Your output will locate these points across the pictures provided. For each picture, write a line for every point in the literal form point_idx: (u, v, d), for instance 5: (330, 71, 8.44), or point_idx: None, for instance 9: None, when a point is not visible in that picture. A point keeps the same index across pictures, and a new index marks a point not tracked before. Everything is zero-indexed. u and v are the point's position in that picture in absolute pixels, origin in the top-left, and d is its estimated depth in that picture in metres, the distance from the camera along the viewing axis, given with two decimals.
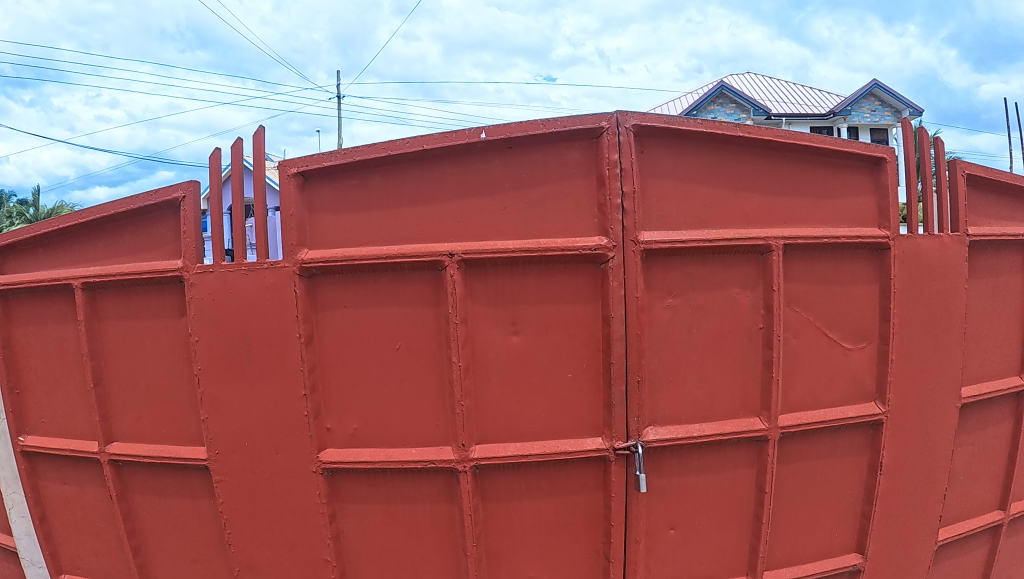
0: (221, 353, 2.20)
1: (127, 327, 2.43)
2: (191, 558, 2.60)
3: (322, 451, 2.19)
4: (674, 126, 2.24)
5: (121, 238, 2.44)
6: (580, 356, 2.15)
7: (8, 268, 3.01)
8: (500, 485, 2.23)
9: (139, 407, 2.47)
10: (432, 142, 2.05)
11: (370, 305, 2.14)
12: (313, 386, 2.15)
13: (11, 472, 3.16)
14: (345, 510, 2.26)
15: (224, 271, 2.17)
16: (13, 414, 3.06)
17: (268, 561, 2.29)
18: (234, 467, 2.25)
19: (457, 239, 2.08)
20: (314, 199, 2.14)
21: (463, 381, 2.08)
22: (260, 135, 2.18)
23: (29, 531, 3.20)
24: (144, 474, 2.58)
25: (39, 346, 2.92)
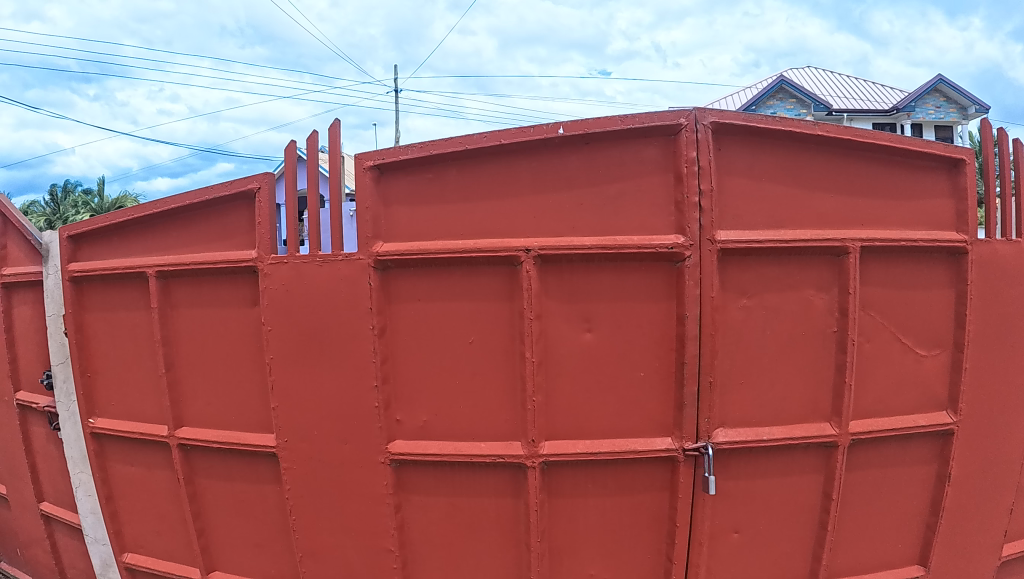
0: (294, 342, 2.23)
1: (199, 315, 2.48)
2: (254, 542, 2.67)
3: (391, 442, 2.20)
4: (751, 123, 2.19)
5: (194, 228, 2.49)
6: (652, 355, 2.11)
7: (82, 255, 3.12)
8: (567, 482, 2.21)
9: (207, 394, 2.53)
10: (508, 137, 2.05)
11: (441, 298, 2.14)
12: (384, 377, 2.17)
13: (79, 451, 3.30)
14: (410, 502, 2.27)
15: (298, 262, 2.19)
16: (84, 397, 3.16)
17: (331, 548, 2.33)
18: (303, 455, 2.28)
19: (531, 234, 2.07)
20: (388, 192, 2.15)
21: (535, 377, 2.07)
22: (336, 128, 2.20)
23: (94, 510, 3.32)
24: (210, 459, 2.63)
25: (112, 331, 3.01)
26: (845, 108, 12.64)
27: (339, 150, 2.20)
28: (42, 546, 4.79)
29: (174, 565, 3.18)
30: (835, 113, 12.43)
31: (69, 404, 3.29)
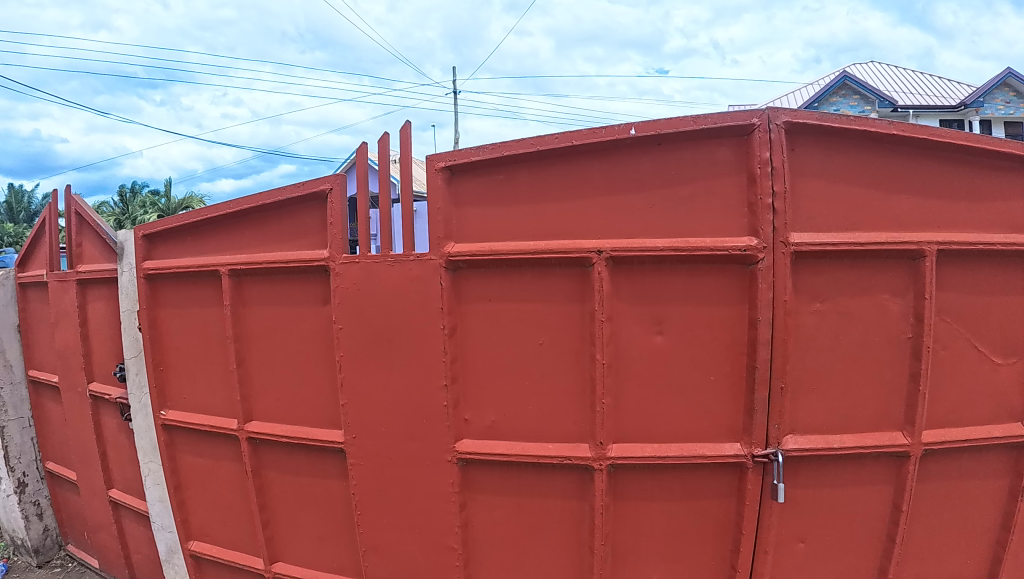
0: (364, 339, 2.28)
1: (270, 312, 2.54)
2: (318, 535, 2.73)
3: (458, 441, 2.23)
4: (826, 123, 2.14)
5: (267, 228, 2.56)
6: (723, 359, 2.09)
7: (156, 254, 3.23)
8: (634, 485, 2.21)
9: (276, 389, 2.59)
10: (580, 138, 2.04)
11: (512, 298, 2.15)
12: (453, 377, 2.19)
13: (149, 442, 3.59)
14: (475, 501, 2.29)
15: (369, 262, 2.23)
16: (156, 390, 3.28)
17: (395, 543, 2.39)
18: (370, 452, 2.33)
19: (603, 236, 2.07)
20: (460, 193, 2.18)
21: (605, 379, 2.07)
22: (406, 131, 2.24)
23: (162, 500, 3.54)
24: (278, 454, 2.71)
25: (184, 327, 3.11)
26: (910, 105, 12.20)
27: (409, 151, 2.24)
28: (110, 531, 4.99)
29: (237, 554, 3.28)
30: (900, 109, 12.00)
31: (141, 396, 3.54)
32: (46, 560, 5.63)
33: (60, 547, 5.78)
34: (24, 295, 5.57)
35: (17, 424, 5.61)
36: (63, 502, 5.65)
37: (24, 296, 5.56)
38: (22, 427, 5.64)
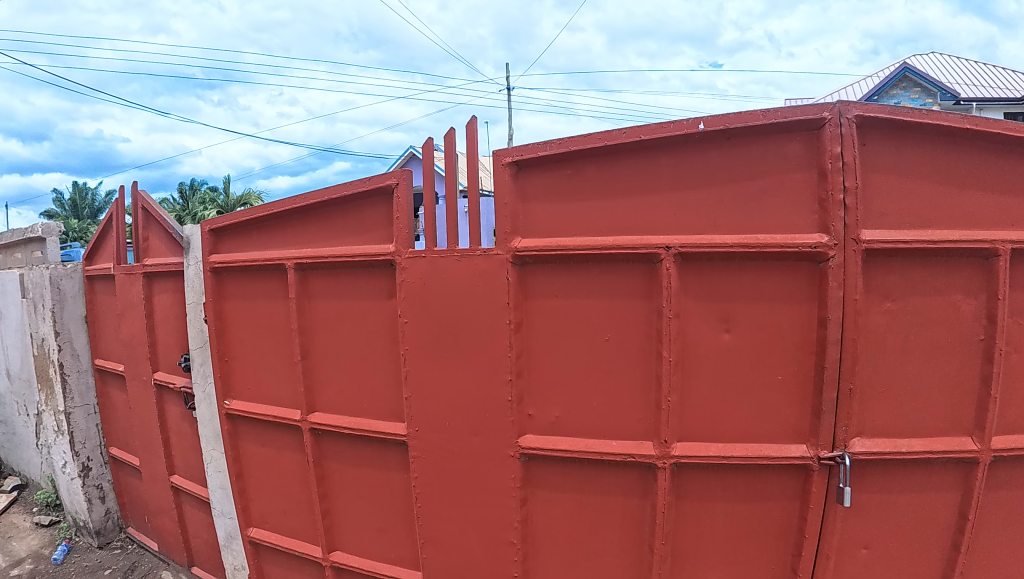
0: (429, 333, 2.34)
1: (335, 306, 2.60)
2: (377, 525, 2.78)
3: (521, 436, 2.28)
4: (898, 116, 2.06)
5: (332, 222, 2.61)
6: (791, 359, 2.05)
7: (223, 248, 3.32)
8: (697, 485, 2.19)
9: (340, 380, 2.65)
10: (648, 132, 2.04)
11: (578, 295, 2.18)
12: (518, 371, 2.24)
13: (211, 430, 3.74)
14: (536, 496, 2.33)
15: (435, 256, 2.29)
16: (221, 379, 3.38)
17: (454, 537, 2.44)
18: (432, 445, 2.39)
19: (671, 232, 2.07)
20: (527, 187, 2.23)
21: (671, 376, 2.08)
22: (473, 127, 2.25)
23: (223, 485, 3.80)
24: (341, 444, 2.76)
25: (249, 319, 3.20)
26: (975, 97, 11.73)
27: (475, 146, 2.26)
28: (170, 516, 5.15)
29: (295, 542, 3.35)
30: (964, 102, 11.54)
31: (205, 385, 3.66)
32: (107, 542, 5.82)
33: (120, 530, 5.98)
34: (91, 287, 5.79)
35: (83, 411, 5.84)
36: (126, 487, 5.86)
37: (92, 288, 5.78)
38: (88, 414, 5.87)
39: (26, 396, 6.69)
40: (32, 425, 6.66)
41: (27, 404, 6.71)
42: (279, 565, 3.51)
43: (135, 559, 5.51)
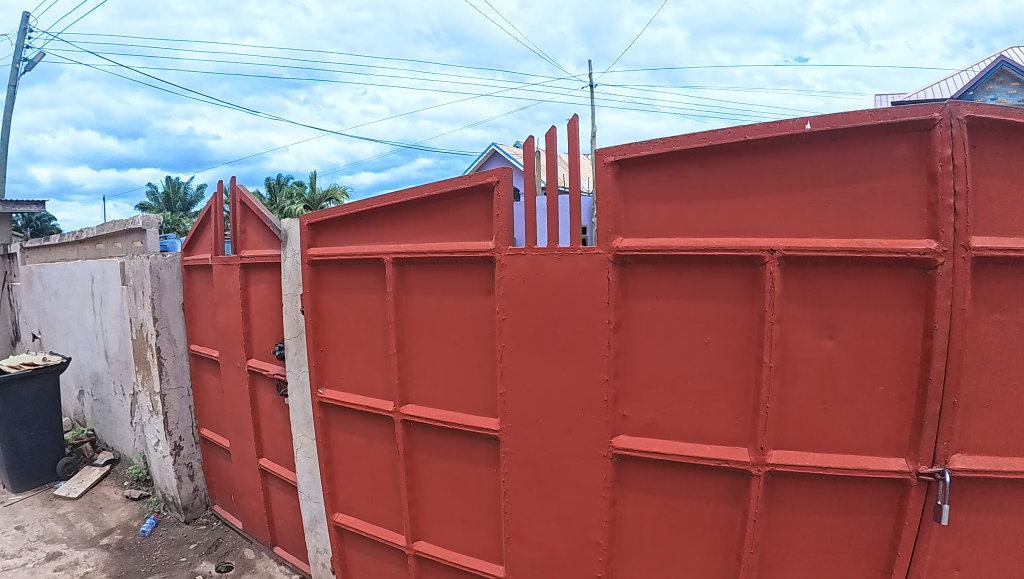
0: (525, 332, 2.52)
1: (432, 300, 2.83)
2: (463, 520, 2.96)
3: (616, 436, 2.38)
4: (1010, 116, 1.84)
5: (430, 219, 2.82)
6: (894, 369, 1.99)
7: (321, 241, 3.47)
8: (790, 495, 2.16)
9: (441, 374, 2.86)
10: (753, 132, 2.02)
11: (680, 295, 2.22)
12: (615, 372, 2.35)
13: (303, 417, 3.92)
14: (625, 497, 2.41)
15: (534, 255, 2.45)
16: (315, 368, 3.53)
17: (540, 533, 2.61)
18: (523, 442, 2.58)
19: (777, 234, 2.06)
20: (629, 187, 2.30)
21: (770, 382, 2.09)
22: (573, 126, 2.35)
23: (310, 470, 3.97)
24: (429, 438, 3.00)
25: (346, 310, 3.33)
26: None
27: (576, 145, 2.36)
28: (256, 497, 5.40)
29: (379, 529, 3.46)
30: None
31: (298, 373, 3.84)
32: (193, 517, 6.17)
33: (207, 507, 6.31)
34: (189, 276, 6.12)
35: (177, 393, 6.17)
36: (214, 466, 6.17)
37: (189, 277, 6.11)
38: (181, 396, 6.21)
39: (122, 376, 7.13)
40: (128, 404, 7.08)
41: (123, 385, 7.14)
42: (362, 550, 3.64)
43: (220, 536, 5.80)
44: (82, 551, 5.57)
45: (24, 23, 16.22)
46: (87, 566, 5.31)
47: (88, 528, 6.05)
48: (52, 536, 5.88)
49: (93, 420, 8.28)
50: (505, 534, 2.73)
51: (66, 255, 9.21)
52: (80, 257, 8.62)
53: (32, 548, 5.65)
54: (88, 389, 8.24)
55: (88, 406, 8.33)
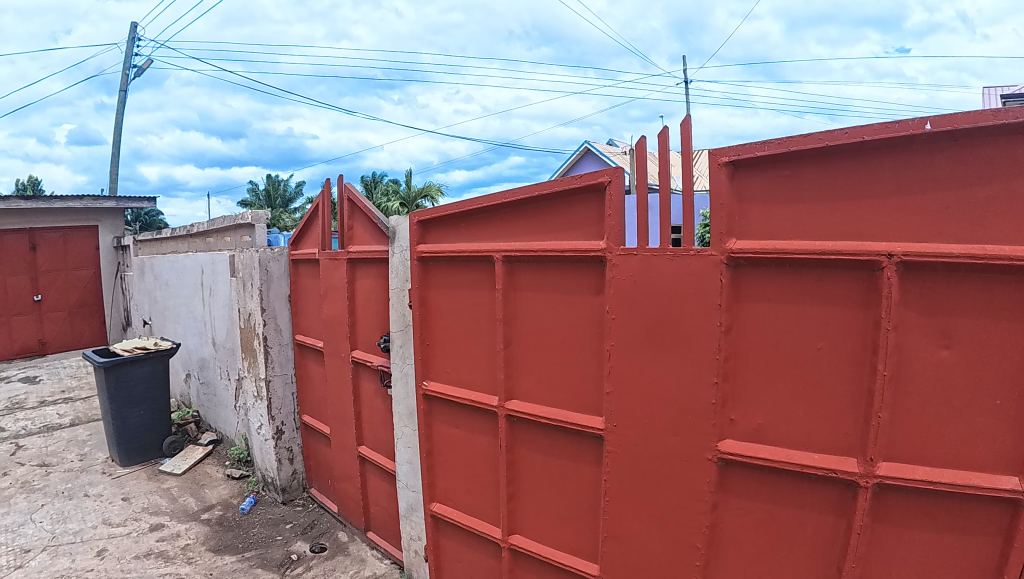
0: (634, 331, 2.58)
1: (542, 298, 2.96)
2: (561, 515, 3.04)
3: (721, 440, 2.38)
4: None
5: (542, 218, 2.94)
6: (1012, 382, 1.86)
7: (430, 238, 3.61)
8: (899, 509, 2.09)
9: (550, 370, 2.97)
10: (871, 133, 1.96)
11: (792, 299, 2.20)
12: (724, 375, 2.35)
13: (405, 408, 4.09)
14: (727, 503, 2.41)
15: (646, 255, 2.51)
16: (422, 361, 3.69)
17: (638, 532, 2.66)
18: (628, 442, 2.65)
19: (894, 238, 1.99)
20: (743, 188, 2.28)
21: (883, 392, 2.04)
22: (687, 125, 2.40)
23: (410, 460, 4.14)
24: (532, 433, 3.10)
25: (453, 305, 3.45)
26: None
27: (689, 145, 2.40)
28: (353, 483, 5.64)
29: (476, 521, 3.57)
30: None
31: (403, 365, 4.00)
32: (290, 499, 6.50)
33: (303, 490, 6.64)
34: (296, 270, 6.45)
35: (281, 379, 6.51)
36: (314, 452, 6.47)
37: (296, 270, 6.45)
38: (285, 382, 6.53)
39: (229, 362, 7.57)
40: (233, 388, 7.51)
41: (229, 370, 7.58)
42: (456, 540, 3.77)
43: (315, 518, 6.09)
44: (184, 524, 5.98)
45: (133, 31, 17.45)
46: (188, 538, 5.70)
47: (190, 503, 6.48)
48: (156, 509, 6.34)
49: (198, 403, 8.85)
50: (602, 533, 2.80)
51: (177, 249, 9.88)
52: (190, 251, 9.24)
53: (137, 519, 6.10)
54: (195, 373, 8.80)
55: (194, 389, 8.89)
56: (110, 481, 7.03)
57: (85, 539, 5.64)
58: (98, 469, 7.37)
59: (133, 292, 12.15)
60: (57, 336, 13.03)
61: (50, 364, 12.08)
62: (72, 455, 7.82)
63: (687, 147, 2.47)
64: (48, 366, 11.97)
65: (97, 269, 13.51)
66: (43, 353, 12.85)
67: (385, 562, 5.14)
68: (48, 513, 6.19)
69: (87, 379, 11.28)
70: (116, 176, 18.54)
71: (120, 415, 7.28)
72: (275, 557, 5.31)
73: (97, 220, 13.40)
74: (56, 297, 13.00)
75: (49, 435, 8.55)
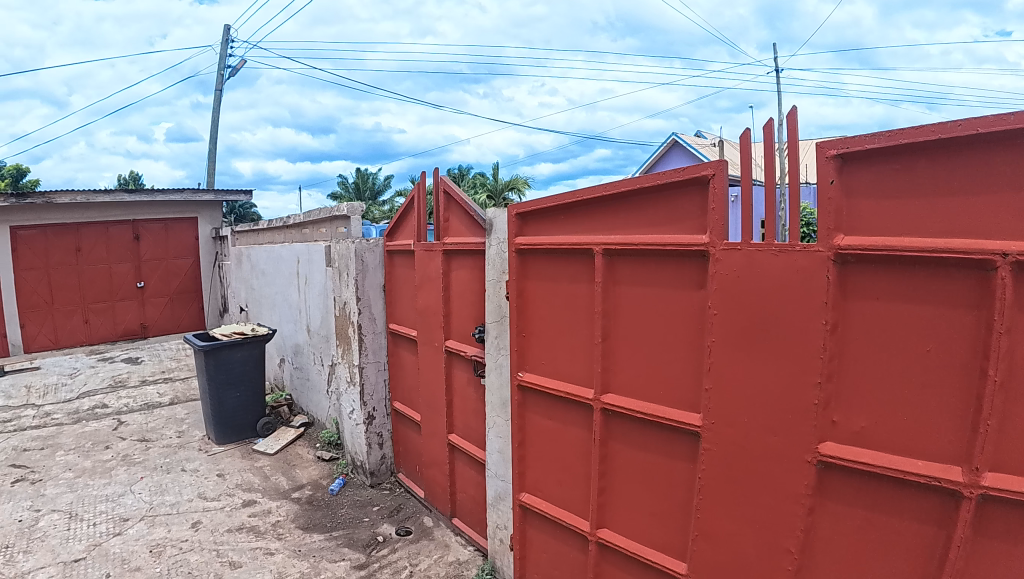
0: (736, 328, 2.55)
1: (642, 292, 2.97)
2: (651, 511, 3.05)
3: (822, 442, 2.32)
4: None
5: (643, 211, 2.94)
6: None
7: (528, 231, 3.67)
8: (1005, 524, 1.95)
9: (648, 364, 2.98)
10: (986, 125, 1.86)
11: (901, 299, 2.11)
12: (828, 375, 2.28)
13: (498, 398, 4.18)
14: (824, 506, 2.36)
15: (751, 250, 2.47)
16: (518, 352, 3.77)
17: (731, 532, 2.64)
18: (725, 439, 2.63)
19: (1010, 236, 1.87)
20: (851, 182, 2.21)
21: (992, 398, 1.91)
22: (792, 117, 2.33)
23: (500, 450, 4.23)
24: (627, 428, 3.12)
25: (551, 297, 3.50)
26: None
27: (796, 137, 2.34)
28: (442, 470, 5.79)
29: (565, 513, 3.61)
30: None
31: (497, 356, 4.09)
32: (378, 482, 6.75)
33: (391, 474, 6.88)
34: (391, 260, 6.66)
35: (374, 366, 6.74)
36: (403, 438, 6.68)
37: (390, 261, 6.66)
38: (378, 369, 6.77)
39: (323, 348, 7.90)
40: (326, 374, 7.83)
41: (323, 356, 7.90)
42: (543, 530, 3.82)
43: (401, 503, 6.29)
44: (275, 502, 6.30)
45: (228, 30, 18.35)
46: (278, 515, 6.01)
47: (281, 482, 6.82)
48: (249, 486, 6.70)
49: (291, 386, 9.27)
50: (693, 532, 2.80)
51: (274, 239, 10.36)
52: (286, 241, 9.66)
53: (231, 494, 6.48)
54: (289, 358, 9.22)
55: (288, 373, 9.32)
56: (206, 458, 7.48)
57: (181, 511, 6.04)
58: (196, 446, 7.87)
59: (230, 281, 12.84)
60: (158, 321, 13.93)
61: (151, 347, 12.94)
62: (171, 432, 8.37)
63: (792, 139, 2.41)
64: (149, 348, 12.83)
65: (197, 258, 14.34)
66: (145, 336, 13.78)
67: (469, 548, 5.27)
68: (148, 485, 6.65)
69: (185, 361, 12.00)
70: (213, 170, 19.56)
71: (217, 396, 7.74)
72: (361, 538, 5.53)
73: (197, 211, 14.20)
74: (158, 284, 13.88)
75: (150, 413, 9.17)
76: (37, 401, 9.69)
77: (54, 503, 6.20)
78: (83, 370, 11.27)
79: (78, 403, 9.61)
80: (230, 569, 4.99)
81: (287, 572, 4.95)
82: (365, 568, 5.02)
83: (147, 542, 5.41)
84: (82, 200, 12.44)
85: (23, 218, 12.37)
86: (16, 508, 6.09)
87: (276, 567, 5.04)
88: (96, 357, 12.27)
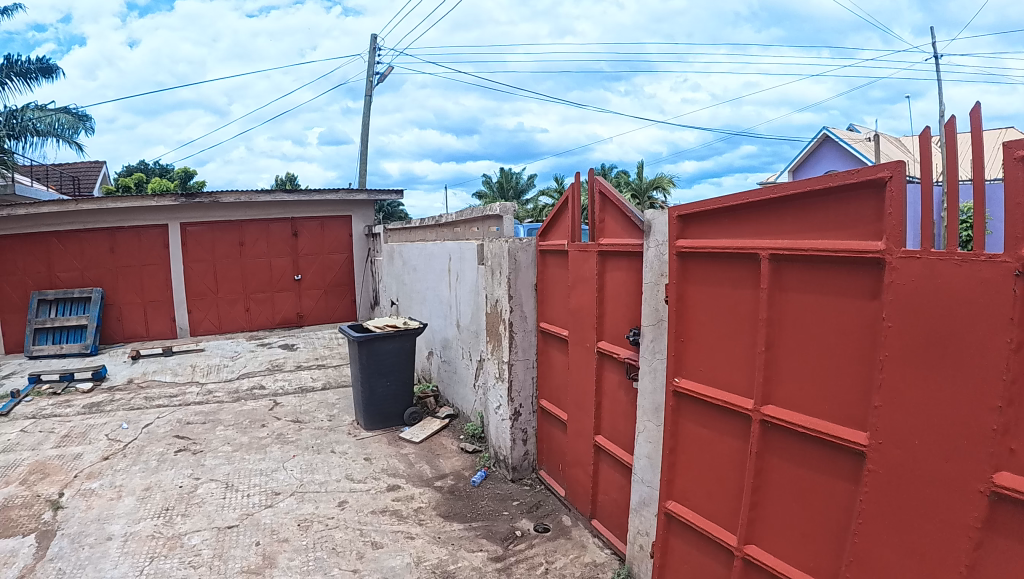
0: (912, 342, 2.40)
1: (810, 300, 2.86)
2: (804, 532, 2.94)
3: (997, 472, 2.12)
4: None
5: (814, 216, 2.84)
6: None
7: (690, 233, 3.64)
8: None
9: (812, 376, 2.87)
10: None
11: None
12: (1010, 400, 2.08)
13: (651, 403, 4.18)
14: (993, 542, 2.16)
15: (929, 259, 2.31)
16: (675, 357, 3.75)
17: (892, 560, 2.50)
18: (893, 461, 2.48)
19: None
20: None
21: None
22: (977, 113, 2.16)
23: (649, 455, 4.23)
24: (786, 442, 3.02)
25: (713, 302, 3.45)
26: None
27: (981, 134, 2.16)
28: (585, 470, 5.85)
29: (711, 525, 3.55)
30: None
31: (652, 360, 4.09)
32: (519, 477, 6.94)
33: (532, 470, 7.04)
34: (543, 260, 6.80)
35: (523, 364, 6.92)
36: (547, 436, 6.80)
37: (543, 261, 6.80)
38: (527, 367, 6.94)
39: (472, 344, 8.21)
40: (473, 368, 8.13)
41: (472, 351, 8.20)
42: (687, 541, 3.77)
43: (541, 499, 6.42)
44: (418, 488, 6.65)
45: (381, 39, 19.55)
46: (421, 501, 6.34)
47: (425, 470, 7.18)
48: (395, 471, 7.12)
49: (438, 379, 9.70)
50: (849, 556, 2.69)
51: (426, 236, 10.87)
52: (439, 239, 10.11)
53: (377, 477, 6.92)
54: (438, 351, 9.65)
55: (436, 366, 9.76)
56: (354, 441, 8.03)
57: (328, 490, 6.54)
58: (346, 430, 8.47)
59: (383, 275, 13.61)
60: (313, 311, 15.09)
61: (307, 335, 14.05)
62: (322, 415, 9.06)
63: (977, 139, 2.24)
64: (303, 336, 13.92)
65: (350, 254, 15.33)
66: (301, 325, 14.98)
67: (607, 552, 5.28)
68: (299, 463, 7.26)
69: (337, 349, 12.91)
70: (365, 172, 20.89)
71: (369, 384, 8.28)
72: (500, 531, 5.71)
73: (352, 210, 15.20)
74: (314, 277, 15.01)
75: (303, 396, 9.97)
76: (203, 379, 10.89)
77: (212, 473, 6.95)
78: (244, 354, 12.45)
79: (238, 383, 10.66)
80: (372, 549, 5.35)
81: (426, 557, 5.22)
82: (500, 561, 5.19)
83: (295, 516, 5.92)
84: (246, 199, 13.79)
85: (196, 216, 13.93)
86: (179, 474, 6.90)
87: (415, 550, 5.33)
88: (256, 342, 13.51)
